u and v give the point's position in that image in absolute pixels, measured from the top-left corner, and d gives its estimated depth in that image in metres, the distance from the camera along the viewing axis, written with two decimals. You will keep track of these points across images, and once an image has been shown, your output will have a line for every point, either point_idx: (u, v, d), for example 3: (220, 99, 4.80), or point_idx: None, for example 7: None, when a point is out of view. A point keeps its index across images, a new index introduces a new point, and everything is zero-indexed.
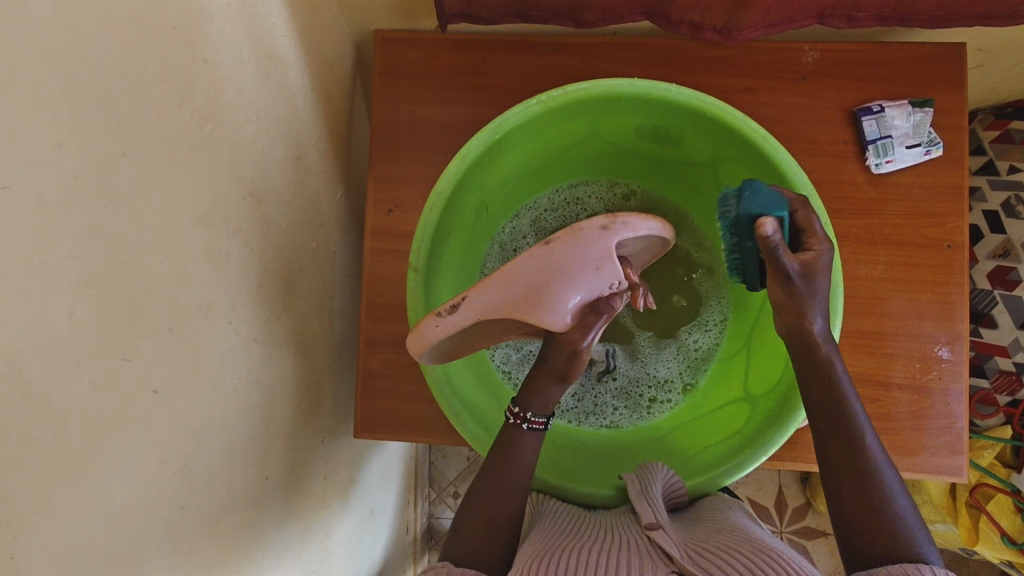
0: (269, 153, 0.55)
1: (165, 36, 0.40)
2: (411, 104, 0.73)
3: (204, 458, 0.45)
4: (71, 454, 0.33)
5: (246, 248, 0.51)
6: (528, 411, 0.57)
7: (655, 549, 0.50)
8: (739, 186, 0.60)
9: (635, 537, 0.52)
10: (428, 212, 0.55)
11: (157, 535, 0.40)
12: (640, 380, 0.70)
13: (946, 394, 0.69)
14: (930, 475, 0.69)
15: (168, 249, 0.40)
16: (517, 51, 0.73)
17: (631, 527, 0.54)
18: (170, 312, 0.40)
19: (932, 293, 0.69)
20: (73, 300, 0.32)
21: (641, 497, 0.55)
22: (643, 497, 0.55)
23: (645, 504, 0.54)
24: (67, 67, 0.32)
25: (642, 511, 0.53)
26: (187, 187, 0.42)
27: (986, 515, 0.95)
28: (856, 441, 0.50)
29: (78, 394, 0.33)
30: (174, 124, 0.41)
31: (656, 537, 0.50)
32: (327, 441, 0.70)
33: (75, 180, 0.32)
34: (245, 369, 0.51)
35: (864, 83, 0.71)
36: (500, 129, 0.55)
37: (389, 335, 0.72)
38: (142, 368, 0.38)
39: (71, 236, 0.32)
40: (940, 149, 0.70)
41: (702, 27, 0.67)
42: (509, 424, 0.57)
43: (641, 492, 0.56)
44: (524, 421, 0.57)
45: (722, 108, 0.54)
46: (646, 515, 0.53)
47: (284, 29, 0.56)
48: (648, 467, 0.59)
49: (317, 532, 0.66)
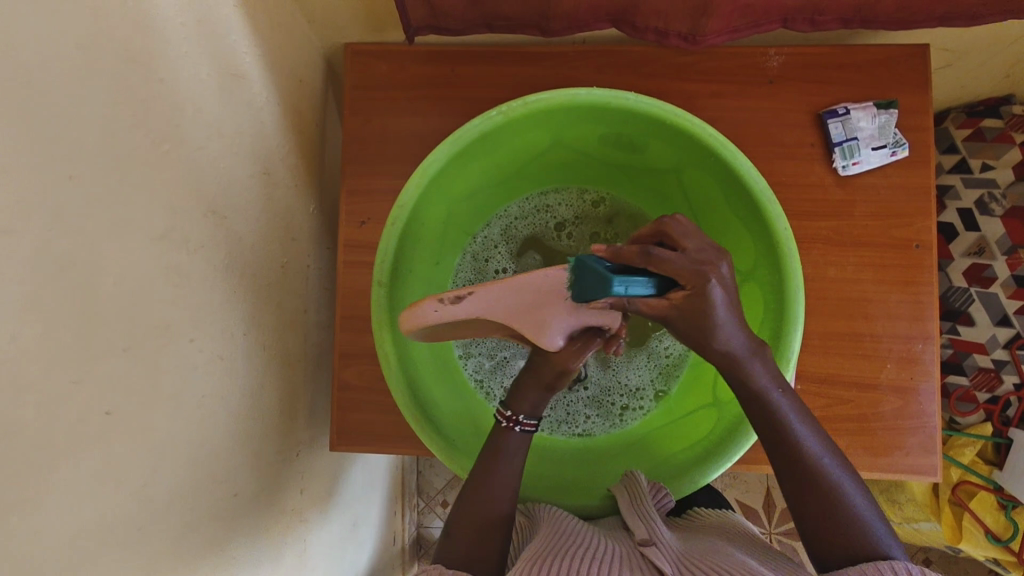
0: (233, 169, 0.55)
1: (115, 57, 0.40)
2: (381, 116, 0.73)
3: (165, 478, 0.45)
4: (19, 477, 0.33)
5: (209, 265, 0.51)
6: (520, 414, 0.58)
7: (647, 565, 0.51)
8: (703, 192, 0.61)
9: (627, 551, 0.53)
10: (392, 226, 0.55)
11: (115, 558, 0.40)
12: (613, 387, 0.70)
13: (919, 393, 0.69)
14: (907, 475, 0.69)
15: (121, 270, 0.40)
16: (485, 61, 0.73)
17: (624, 540, 0.55)
18: (123, 333, 0.40)
19: (901, 294, 0.70)
20: (17, 324, 0.32)
21: (634, 512, 0.56)
22: (633, 510, 0.56)
23: (638, 519, 0.55)
24: (7, 92, 0.32)
25: (635, 528, 0.54)
26: (142, 207, 0.42)
27: (969, 512, 0.94)
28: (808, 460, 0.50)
29: (24, 418, 0.33)
30: (126, 144, 0.41)
31: (649, 553, 0.51)
32: (303, 455, 0.70)
33: (17, 205, 0.32)
34: (210, 387, 0.51)
35: (830, 86, 0.71)
36: (462, 141, 0.55)
37: (363, 347, 0.72)
38: (92, 390, 0.38)
39: (14, 260, 0.32)
40: (906, 150, 0.70)
41: (667, 34, 0.67)
42: (501, 427, 0.58)
43: (632, 505, 0.57)
44: (516, 423, 0.58)
45: (681, 116, 0.54)
46: (640, 532, 0.54)
47: (246, 45, 0.56)
48: (632, 475, 0.60)
49: (292, 546, 0.65)
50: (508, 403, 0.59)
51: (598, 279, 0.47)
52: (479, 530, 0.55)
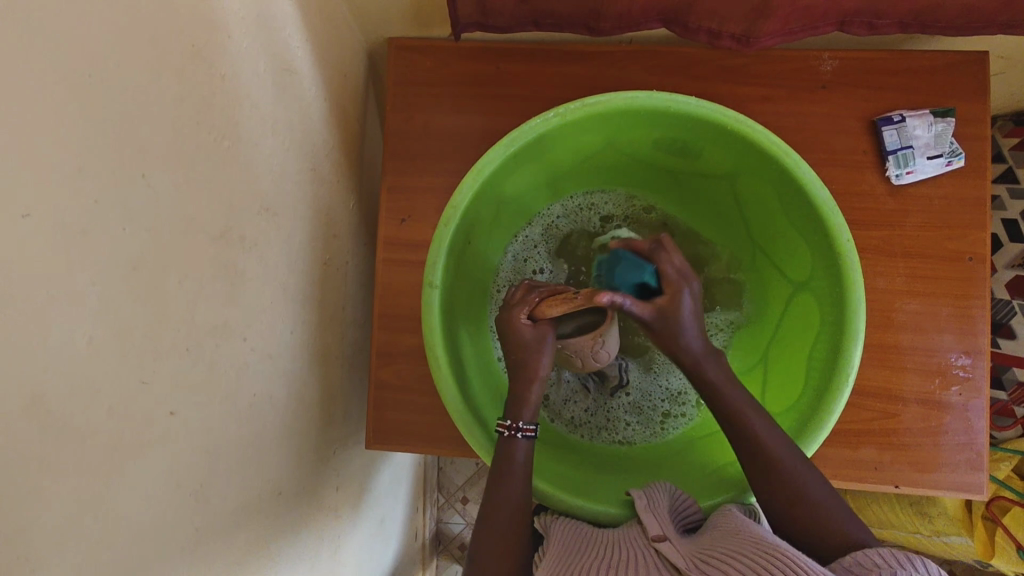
0: (285, 165, 0.54)
1: (182, 52, 0.39)
2: (424, 112, 0.73)
3: (220, 477, 0.44)
4: (93, 481, 0.32)
5: (262, 262, 0.50)
6: (519, 421, 0.55)
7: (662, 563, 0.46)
8: (759, 198, 0.59)
9: (639, 549, 0.48)
10: (444, 228, 0.54)
11: (176, 558, 0.39)
12: (654, 393, 0.70)
13: (967, 409, 0.68)
14: (951, 492, 0.68)
15: (185, 268, 0.40)
16: (531, 58, 0.72)
17: (637, 538, 0.50)
18: (186, 334, 0.40)
19: (952, 307, 0.68)
20: (94, 323, 0.32)
21: (648, 512, 0.52)
22: (648, 510, 0.52)
23: (652, 518, 0.51)
24: (84, 91, 0.31)
25: (650, 525, 0.50)
26: (205, 205, 0.42)
27: (1003, 528, 0.92)
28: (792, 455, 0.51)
29: (99, 419, 0.32)
30: (192, 140, 0.40)
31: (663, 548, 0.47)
32: (339, 454, 0.70)
33: (97, 204, 0.32)
34: (261, 385, 0.50)
35: (884, 92, 0.70)
36: (518, 142, 0.54)
37: (401, 345, 0.72)
38: (159, 389, 0.37)
39: (91, 258, 0.31)
40: (963, 160, 0.69)
41: (720, 35, 0.66)
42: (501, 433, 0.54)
43: (647, 506, 0.53)
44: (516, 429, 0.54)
45: (742, 122, 0.53)
46: (653, 529, 0.50)
47: (299, 40, 0.56)
48: (653, 486, 0.56)
49: (327, 544, 0.65)
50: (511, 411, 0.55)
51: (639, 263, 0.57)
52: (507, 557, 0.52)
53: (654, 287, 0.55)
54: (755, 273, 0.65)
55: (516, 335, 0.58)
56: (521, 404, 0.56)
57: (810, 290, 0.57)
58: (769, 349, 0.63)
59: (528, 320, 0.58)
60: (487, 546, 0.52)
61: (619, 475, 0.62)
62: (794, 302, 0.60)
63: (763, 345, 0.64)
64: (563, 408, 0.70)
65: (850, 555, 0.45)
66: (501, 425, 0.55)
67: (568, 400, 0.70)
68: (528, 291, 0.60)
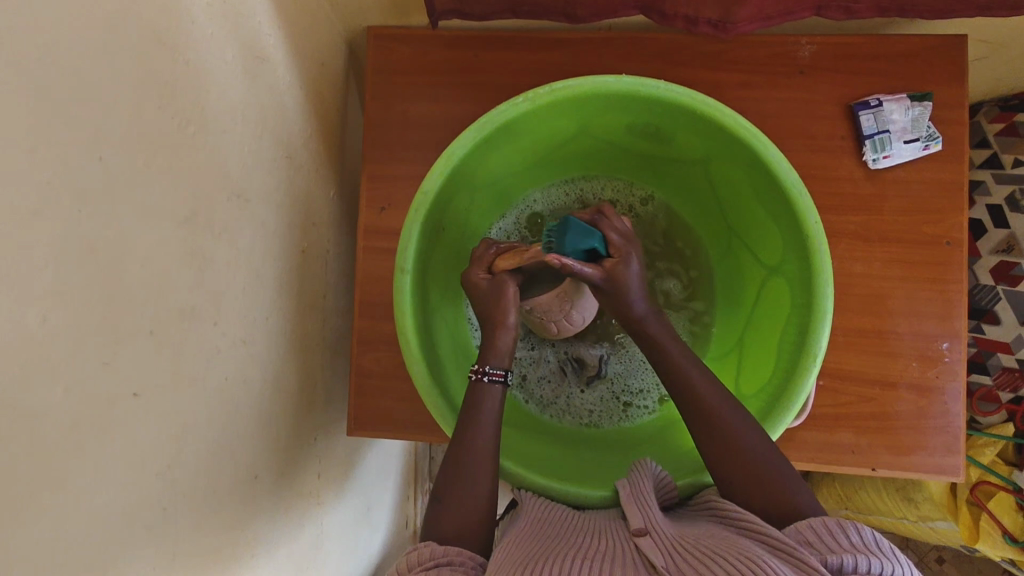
0: (257, 153, 0.55)
1: (141, 37, 0.39)
2: (403, 101, 0.73)
3: (189, 459, 0.45)
4: (51, 460, 0.33)
5: (233, 248, 0.51)
6: (486, 365, 0.56)
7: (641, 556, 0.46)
8: (731, 182, 0.60)
9: (621, 541, 0.48)
10: (414, 214, 0.54)
11: (140, 538, 0.40)
12: (619, 383, 0.70)
13: (944, 392, 0.68)
14: (928, 475, 0.68)
15: (147, 252, 0.40)
16: (509, 46, 0.72)
17: (620, 530, 0.50)
18: (149, 316, 0.40)
19: (930, 291, 0.68)
20: (47, 305, 0.32)
21: (634, 502, 0.52)
22: (633, 499, 0.52)
23: (637, 509, 0.51)
24: (33, 73, 0.31)
25: (632, 517, 0.50)
26: (168, 190, 0.42)
27: (988, 513, 0.93)
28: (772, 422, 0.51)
29: (55, 399, 0.33)
30: (153, 125, 0.41)
31: (643, 543, 0.46)
32: (320, 440, 0.70)
33: (49, 187, 0.32)
34: (233, 370, 0.51)
35: (862, 77, 0.69)
36: (487, 128, 0.54)
37: (382, 333, 0.72)
38: (121, 371, 0.38)
39: (42, 242, 0.32)
40: (940, 144, 0.69)
41: (697, 21, 0.66)
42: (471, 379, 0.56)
43: (632, 494, 0.53)
44: (484, 374, 0.56)
45: (711, 105, 0.53)
46: (635, 520, 0.49)
47: (272, 28, 0.56)
48: (640, 467, 0.56)
49: (308, 529, 0.66)
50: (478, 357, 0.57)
51: (585, 234, 0.55)
52: (476, 503, 0.52)
53: (603, 254, 0.57)
54: (730, 258, 0.66)
55: (474, 288, 0.59)
56: (490, 349, 0.57)
57: (780, 273, 0.57)
58: (742, 333, 0.64)
59: (487, 276, 0.60)
60: (451, 510, 0.52)
61: (580, 458, 0.62)
62: (765, 286, 0.60)
63: (738, 330, 0.64)
64: (534, 386, 0.71)
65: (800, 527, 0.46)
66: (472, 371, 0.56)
67: (541, 379, 0.71)
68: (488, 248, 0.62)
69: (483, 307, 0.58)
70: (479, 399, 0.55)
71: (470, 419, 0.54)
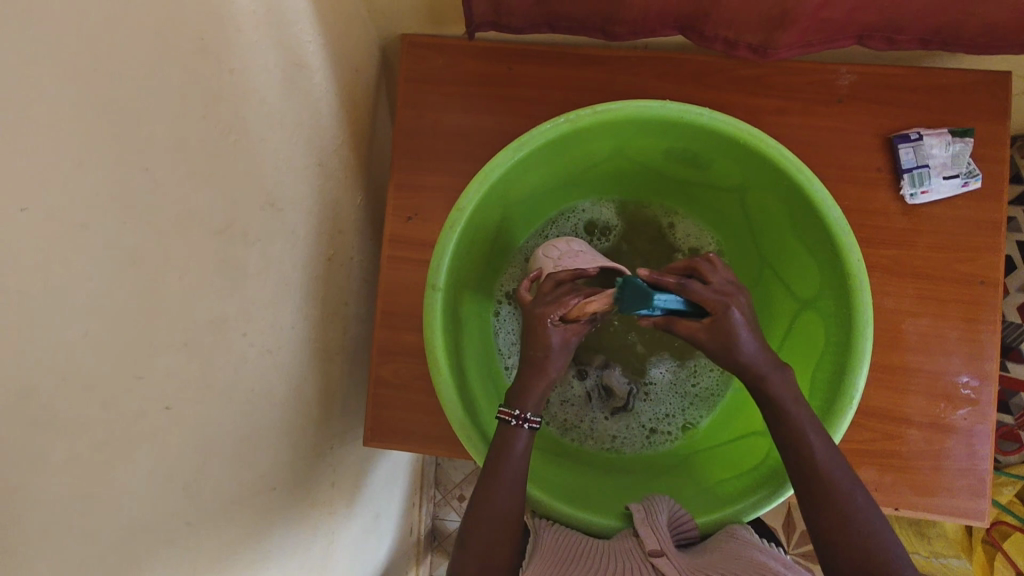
0: (290, 161, 0.54)
1: (190, 46, 0.39)
2: (434, 110, 0.72)
3: (212, 471, 0.44)
4: (81, 477, 0.32)
5: (264, 256, 0.50)
6: (528, 412, 0.54)
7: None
8: (770, 212, 0.58)
9: (634, 561, 0.49)
10: (448, 231, 0.54)
11: (163, 552, 0.39)
12: (646, 410, 0.69)
13: (970, 434, 0.67)
14: (949, 517, 0.67)
15: (183, 265, 0.39)
16: (544, 61, 0.71)
17: (634, 551, 0.51)
18: (183, 327, 0.40)
19: (960, 331, 0.67)
20: (87, 318, 0.32)
21: (646, 524, 0.52)
22: (646, 524, 0.52)
23: (650, 531, 0.51)
24: (86, 83, 0.31)
25: (647, 538, 0.51)
26: (206, 200, 0.41)
27: (1003, 554, 0.92)
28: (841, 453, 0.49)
29: (90, 412, 0.32)
30: (195, 133, 0.40)
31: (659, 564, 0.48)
32: (335, 449, 0.70)
33: (94, 198, 0.32)
34: (259, 379, 0.50)
35: (901, 109, 0.68)
36: (526, 147, 0.54)
37: (404, 345, 0.72)
38: (154, 386, 0.37)
39: (86, 254, 0.31)
40: (979, 181, 0.67)
41: (736, 44, 0.65)
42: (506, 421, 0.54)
43: (645, 519, 0.53)
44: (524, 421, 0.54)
45: (754, 136, 0.52)
46: (651, 542, 0.50)
47: (311, 35, 0.55)
48: (653, 498, 0.56)
49: (319, 538, 0.65)
50: (517, 401, 0.55)
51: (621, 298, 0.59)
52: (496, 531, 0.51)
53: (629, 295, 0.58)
54: (763, 289, 0.65)
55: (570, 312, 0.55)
56: (524, 392, 0.55)
57: (817, 308, 0.56)
58: (772, 368, 0.63)
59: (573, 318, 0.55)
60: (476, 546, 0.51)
61: (603, 485, 0.61)
62: (800, 319, 0.59)
63: None
64: (557, 409, 0.69)
65: None
66: (509, 414, 0.54)
67: (564, 402, 0.69)
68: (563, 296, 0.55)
69: (535, 352, 0.55)
70: (511, 440, 0.53)
71: (500, 453, 0.53)
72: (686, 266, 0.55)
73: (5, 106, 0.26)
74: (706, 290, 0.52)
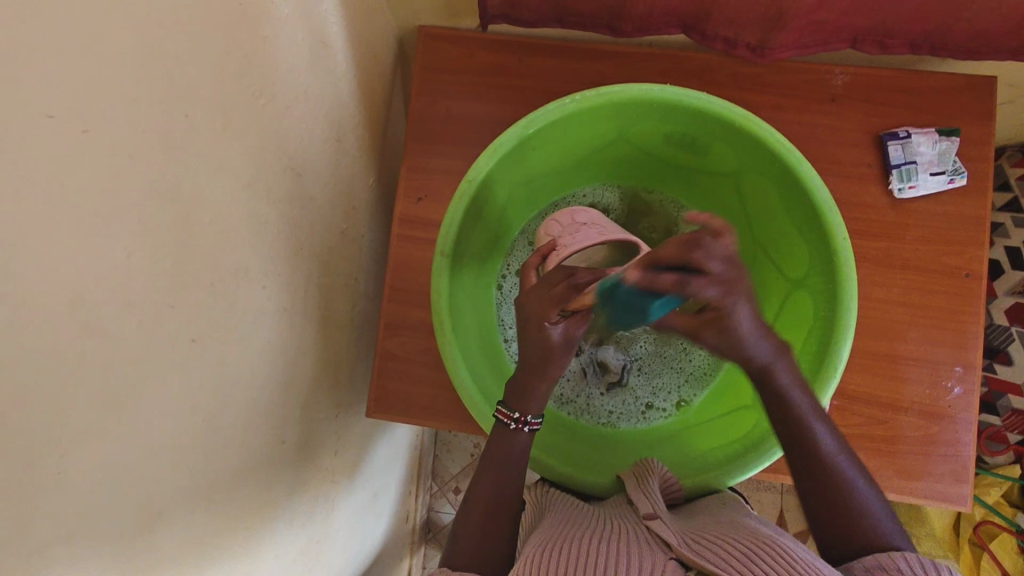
0: (311, 132, 0.57)
1: (230, 11, 0.42)
2: (447, 99, 0.76)
3: (229, 411, 0.47)
4: (117, 389, 0.35)
5: (283, 218, 0.53)
6: (528, 415, 0.57)
7: (652, 537, 0.49)
8: (763, 196, 0.62)
9: (631, 524, 0.51)
10: (458, 199, 0.57)
11: (182, 479, 0.42)
12: (641, 388, 0.71)
13: (955, 421, 0.69)
14: (933, 501, 0.69)
15: (214, 209, 0.42)
16: (553, 55, 0.75)
17: (628, 515, 0.53)
18: (211, 268, 0.43)
19: (945, 322, 0.70)
20: (132, 242, 0.35)
21: (640, 490, 0.54)
22: (640, 490, 0.55)
23: (644, 497, 0.53)
24: (141, 27, 0.34)
25: (641, 504, 0.52)
26: (236, 154, 0.45)
27: (988, 552, 0.95)
28: (820, 457, 0.51)
29: (128, 330, 0.35)
30: (231, 93, 0.43)
31: (654, 525, 0.49)
32: (340, 418, 0.72)
33: (144, 135, 0.35)
34: (273, 335, 0.53)
35: (892, 110, 0.72)
36: (534, 124, 0.58)
37: (410, 320, 0.74)
38: (184, 319, 0.40)
39: (132, 183, 0.34)
40: (964, 179, 0.71)
41: (736, 44, 0.69)
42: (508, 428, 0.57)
43: (638, 486, 0.55)
44: (524, 424, 0.57)
45: (750, 120, 0.55)
46: (645, 506, 0.52)
47: (335, 17, 0.59)
48: (646, 462, 0.58)
49: (321, 504, 0.67)
50: (518, 405, 0.57)
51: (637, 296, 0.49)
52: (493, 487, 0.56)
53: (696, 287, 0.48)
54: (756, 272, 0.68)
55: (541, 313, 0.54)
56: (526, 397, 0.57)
57: (806, 286, 0.59)
58: None
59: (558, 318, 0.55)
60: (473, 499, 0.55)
61: (598, 457, 0.64)
62: (790, 298, 0.62)
63: None
64: (554, 385, 0.71)
65: (871, 556, 0.46)
66: (508, 417, 0.57)
67: (561, 378, 0.71)
68: (569, 288, 0.53)
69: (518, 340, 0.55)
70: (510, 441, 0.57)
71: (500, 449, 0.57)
72: (679, 256, 0.46)
73: (76, 39, 0.29)
74: (711, 286, 0.47)
